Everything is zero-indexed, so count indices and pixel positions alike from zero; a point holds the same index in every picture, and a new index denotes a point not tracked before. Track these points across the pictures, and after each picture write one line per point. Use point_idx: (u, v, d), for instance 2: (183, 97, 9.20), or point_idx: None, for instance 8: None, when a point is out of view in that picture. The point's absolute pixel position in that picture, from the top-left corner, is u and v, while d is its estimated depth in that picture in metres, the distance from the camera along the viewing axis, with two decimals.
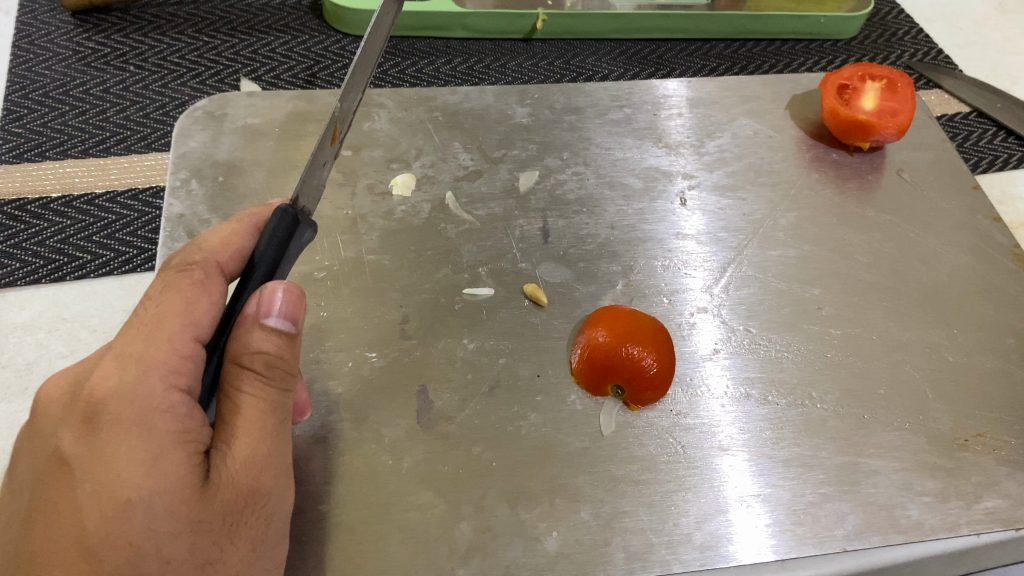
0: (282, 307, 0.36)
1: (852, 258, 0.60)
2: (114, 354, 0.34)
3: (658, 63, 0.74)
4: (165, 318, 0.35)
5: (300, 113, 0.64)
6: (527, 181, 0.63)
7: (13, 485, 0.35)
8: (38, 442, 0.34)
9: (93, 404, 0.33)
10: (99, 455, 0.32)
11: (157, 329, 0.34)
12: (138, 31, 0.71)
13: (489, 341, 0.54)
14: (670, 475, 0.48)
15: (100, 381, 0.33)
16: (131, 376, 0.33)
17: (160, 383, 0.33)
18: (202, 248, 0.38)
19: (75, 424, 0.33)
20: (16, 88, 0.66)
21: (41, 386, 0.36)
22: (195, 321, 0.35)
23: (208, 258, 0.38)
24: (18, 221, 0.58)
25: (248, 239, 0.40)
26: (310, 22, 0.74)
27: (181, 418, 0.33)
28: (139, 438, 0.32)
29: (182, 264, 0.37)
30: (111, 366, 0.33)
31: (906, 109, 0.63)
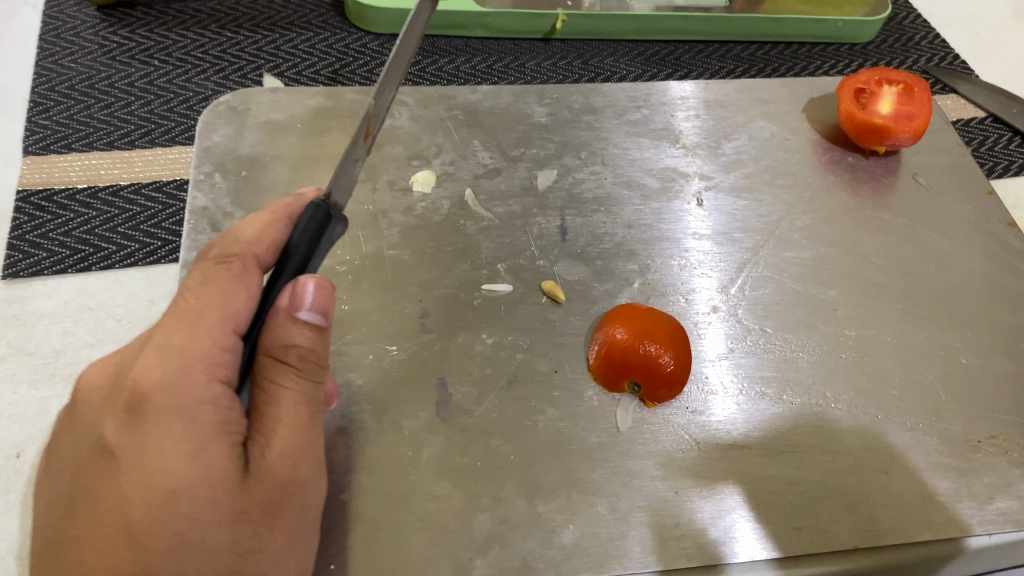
0: (314, 300, 0.37)
1: (867, 260, 0.61)
2: (156, 345, 0.35)
3: (676, 64, 0.75)
4: (206, 312, 0.36)
5: (322, 110, 0.65)
6: (546, 179, 0.64)
7: (51, 470, 0.35)
8: (79, 428, 0.35)
9: (137, 394, 0.33)
10: (143, 444, 0.33)
11: (198, 322, 0.35)
12: (163, 26, 0.72)
13: (507, 337, 0.55)
14: (684, 472, 0.49)
15: (144, 372, 0.34)
16: (174, 368, 0.34)
17: (203, 376, 0.34)
18: (239, 240, 0.39)
19: (118, 413, 0.33)
20: (42, 80, 0.67)
21: (82, 372, 0.36)
22: (233, 313, 0.36)
23: (246, 251, 0.39)
24: (45, 211, 0.59)
25: (282, 230, 0.40)
26: (332, 20, 0.75)
27: (222, 410, 0.34)
28: (182, 428, 0.33)
29: (221, 257, 0.38)
30: (156, 357, 0.34)
31: (923, 114, 0.64)
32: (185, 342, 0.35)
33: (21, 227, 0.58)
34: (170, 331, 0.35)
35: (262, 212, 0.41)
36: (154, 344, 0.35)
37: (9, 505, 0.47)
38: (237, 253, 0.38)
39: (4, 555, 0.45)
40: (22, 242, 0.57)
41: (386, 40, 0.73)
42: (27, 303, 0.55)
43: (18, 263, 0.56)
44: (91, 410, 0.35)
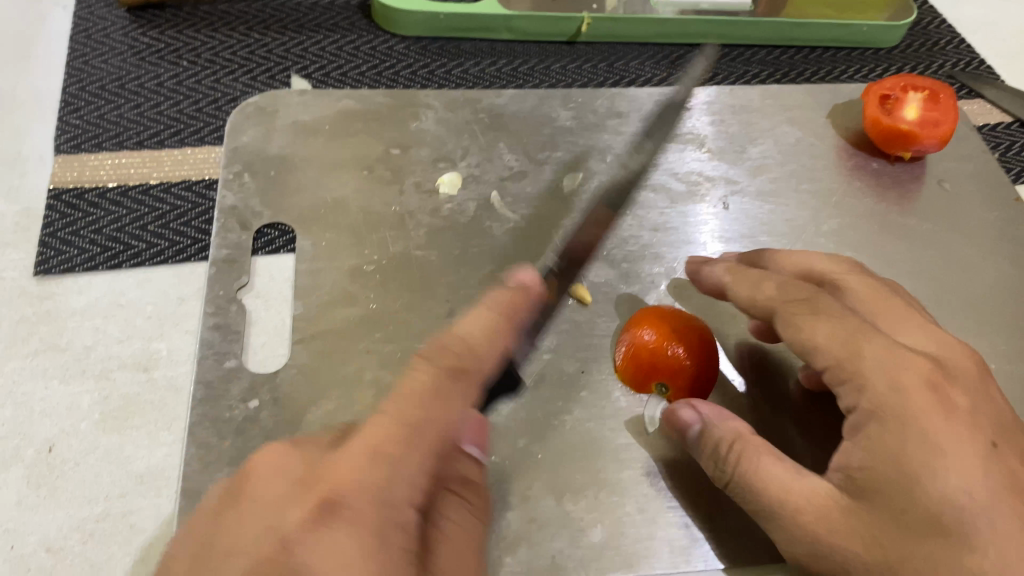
0: (479, 441, 0.39)
1: (893, 266, 0.61)
2: (364, 444, 0.31)
3: (700, 69, 0.75)
4: (423, 418, 0.32)
5: (350, 112, 0.66)
6: (572, 182, 0.64)
7: (199, 547, 0.31)
8: (249, 512, 0.31)
9: (338, 493, 0.30)
10: (331, 548, 0.28)
11: (412, 427, 0.32)
12: (191, 27, 0.72)
13: (534, 337, 0.55)
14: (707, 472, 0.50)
15: (349, 471, 0.31)
16: (381, 475, 0.31)
17: (407, 490, 0.31)
18: (467, 342, 0.36)
19: (312, 508, 0.30)
20: (73, 81, 0.68)
21: (262, 455, 0.33)
22: (446, 427, 0.33)
23: (477, 360, 0.36)
24: (76, 210, 0.59)
25: (503, 338, 0.38)
26: (358, 22, 0.75)
27: (410, 535, 0.31)
28: (379, 546, 0.29)
29: (452, 356, 0.35)
30: (365, 457, 0.31)
31: (949, 121, 0.64)
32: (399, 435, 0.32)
33: (53, 225, 0.58)
34: (386, 423, 0.32)
35: (479, 313, 0.38)
36: (368, 436, 0.32)
37: (41, 499, 0.47)
38: (455, 347, 0.36)
39: (37, 548, 0.46)
40: (54, 240, 0.58)
41: (412, 42, 0.74)
42: (59, 300, 0.55)
43: (50, 260, 0.57)
44: (277, 496, 0.31)
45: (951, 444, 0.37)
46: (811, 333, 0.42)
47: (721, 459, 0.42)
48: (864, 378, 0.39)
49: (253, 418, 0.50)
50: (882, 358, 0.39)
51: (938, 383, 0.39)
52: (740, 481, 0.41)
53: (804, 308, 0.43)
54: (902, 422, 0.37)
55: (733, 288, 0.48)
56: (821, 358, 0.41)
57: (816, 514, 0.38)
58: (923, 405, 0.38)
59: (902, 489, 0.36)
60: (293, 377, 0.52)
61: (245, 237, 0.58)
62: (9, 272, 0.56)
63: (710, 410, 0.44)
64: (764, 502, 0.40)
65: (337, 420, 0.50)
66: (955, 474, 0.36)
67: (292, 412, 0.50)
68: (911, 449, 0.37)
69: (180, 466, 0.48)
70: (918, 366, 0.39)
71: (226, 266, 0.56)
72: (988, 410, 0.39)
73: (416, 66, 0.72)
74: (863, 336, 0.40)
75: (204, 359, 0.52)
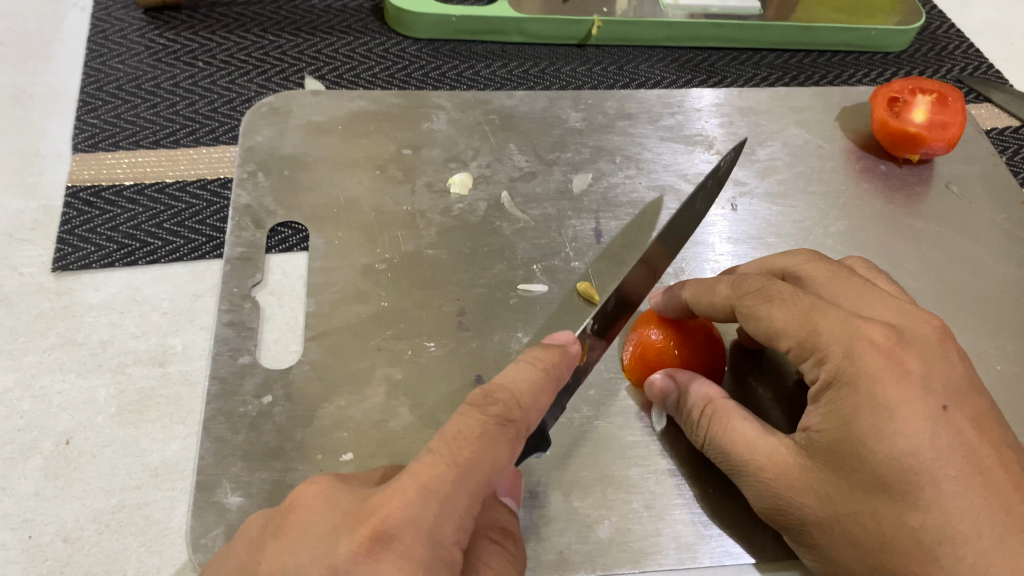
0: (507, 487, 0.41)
1: (901, 267, 0.61)
2: (413, 481, 0.32)
3: (710, 71, 0.76)
4: (472, 463, 0.33)
5: (362, 113, 0.67)
6: (581, 183, 0.65)
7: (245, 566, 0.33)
8: (296, 538, 0.32)
9: (385, 529, 0.31)
10: None
11: (461, 471, 0.33)
12: (207, 28, 0.73)
13: (543, 336, 0.56)
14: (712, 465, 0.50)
15: (398, 509, 0.32)
16: (429, 515, 0.32)
17: (451, 530, 0.32)
18: (515, 389, 0.37)
19: (360, 541, 0.31)
20: (91, 80, 0.69)
21: (310, 485, 0.34)
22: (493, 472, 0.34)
23: (522, 407, 0.37)
24: (94, 207, 0.60)
25: (548, 388, 0.38)
26: (371, 25, 0.76)
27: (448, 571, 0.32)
28: None
29: (500, 401, 0.36)
30: (413, 495, 0.32)
31: (957, 122, 0.64)
32: (446, 476, 0.32)
33: (71, 222, 0.59)
34: (434, 463, 0.33)
35: (529, 360, 0.39)
36: (416, 474, 0.32)
37: (58, 490, 0.48)
38: (501, 399, 0.36)
39: (53, 538, 0.46)
40: (72, 237, 0.59)
41: (424, 45, 0.75)
42: (76, 295, 0.56)
43: (67, 257, 0.58)
44: (326, 529, 0.32)
45: (901, 409, 0.38)
46: (769, 316, 0.42)
47: (696, 423, 0.46)
48: (821, 352, 0.40)
49: (266, 413, 0.51)
50: (837, 331, 0.40)
51: (892, 351, 0.39)
52: (713, 441, 0.45)
53: (761, 289, 0.43)
54: (857, 392, 0.39)
55: (695, 302, 0.47)
56: (781, 338, 0.42)
57: (777, 471, 0.42)
58: (877, 372, 0.39)
59: (855, 454, 0.38)
60: (306, 373, 0.53)
61: (259, 234, 0.59)
62: (27, 267, 0.57)
63: (688, 377, 0.47)
64: (734, 460, 0.44)
65: (348, 415, 0.51)
66: (905, 437, 0.37)
67: (305, 407, 0.51)
68: (863, 417, 0.38)
69: (195, 459, 0.49)
70: (874, 334, 0.40)
71: (241, 263, 0.57)
72: (947, 372, 0.39)
73: (428, 68, 0.73)
74: (818, 312, 0.41)
75: (219, 355, 0.53)
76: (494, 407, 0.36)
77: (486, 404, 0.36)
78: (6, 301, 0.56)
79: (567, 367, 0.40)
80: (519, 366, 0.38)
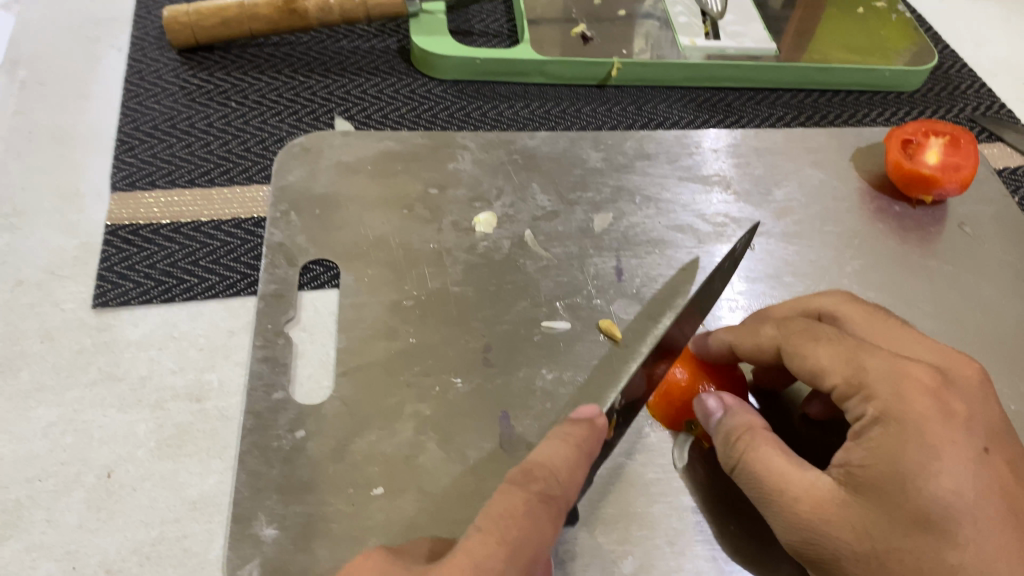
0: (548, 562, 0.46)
1: (915, 306, 0.62)
2: (466, 557, 0.37)
3: (726, 111, 0.78)
4: (521, 542, 0.38)
5: (390, 153, 0.69)
6: (602, 222, 0.66)
7: None
8: None
9: None
10: None
11: (512, 548, 0.38)
12: (239, 69, 0.76)
13: (566, 373, 0.57)
14: (732, 504, 0.52)
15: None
16: None
17: None
18: (552, 466, 0.42)
19: None
20: (128, 120, 0.71)
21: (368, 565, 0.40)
22: (539, 547, 0.39)
23: (560, 483, 0.41)
24: (132, 245, 0.62)
25: (581, 461, 0.43)
26: (397, 66, 0.78)
27: None
28: None
29: (540, 479, 0.41)
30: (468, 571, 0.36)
31: (970, 164, 0.66)
32: (500, 550, 0.37)
33: (110, 259, 0.62)
34: (486, 543, 0.38)
35: (561, 438, 0.44)
36: (469, 552, 0.37)
37: (101, 521, 0.50)
38: (540, 476, 0.41)
39: (96, 569, 0.48)
40: (111, 273, 0.61)
41: (449, 86, 0.77)
42: (116, 331, 0.58)
43: (107, 293, 0.60)
44: None
45: (946, 449, 0.40)
46: (816, 356, 0.44)
47: (728, 452, 0.46)
48: (869, 390, 0.42)
49: (300, 447, 0.52)
50: (885, 371, 0.42)
51: (937, 393, 0.41)
52: (746, 472, 0.45)
53: (808, 331, 0.46)
54: (904, 429, 0.40)
55: (741, 344, 0.50)
56: (828, 377, 0.44)
57: (814, 505, 0.42)
58: (923, 412, 0.41)
59: (898, 489, 0.40)
60: (337, 408, 0.54)
61: (292, 272, 0.61)
62: (69, 303, 0.59)
63: (732, 406, 0.48)
64: (767, 492, 0.44)
65: (378, 450, 0.53)
66: (947, 477, 0.39)
67: (336, 441, 0.53)
68: (910, 454, 0.40)
69: (231, 492, 0.51)
70: (920, 376, 0.42)
71: (274, 300, 0.59)
72: (985, 416, 0.42)
73: (453, 108, 0.75)
74: (865, 353, 0.43)
75: (254, 390, 0.54)
76: (533, 485, 0.41)
77: (527, 481, 0.41)
78: (49, 336, 0.58)
79: (595, 440, 0.45)
80: (553, 444, 0.43)
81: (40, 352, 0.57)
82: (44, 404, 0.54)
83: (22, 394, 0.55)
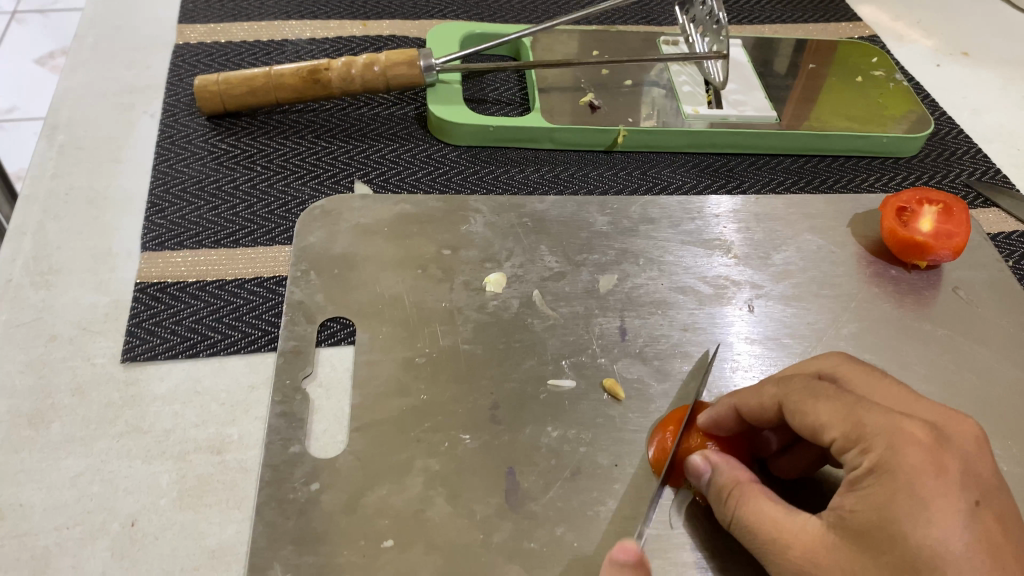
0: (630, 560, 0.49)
1: (909, 368, 0.65)
2: None
3: (729, 176, 0.81)
4: None
5: (406, 216, 0.72)
6: (607, 283, 0.69)
7: None
8: None
9: None
10: None
11: None
12: (265, 135, 0.80)
13: (571, 430, 0.60)
14: (733, 560, 0.54)
15: None
16: None
17: None
18: None
19: None
20: (160, 183, 0.76)
21: None
22: None
23: None
24: (160, 302, 0.66)
25: None
26: (415, 132, 0.83)
27: None
28: None
29: None
30: None
31: (961, 232, 0.69)
32: None
33: (139, 316, 0.65)
34: None
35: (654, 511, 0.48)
36: None
37: (124, 569, 0.52)
38: None
39: None
40: (140, 330, 0.64)
41: (464, 151, 0.81)
42: (142, 385, 0.61)
43: (136, 348, 0.63)
44: None
45: (935, 500, 0.40)
46: (816, 412, 0.45)
47: (723, 502, 0.49)
48: (865, 442, 0.43)
49: (314, 500, 0.55)
50: (881, 425, 0.43)
51: (932, 447, 0.42)
52: (739, 519, 0.47)
53: (808, 388, 0.47)
54: (896, 481, 0.41)
55: (744, 403, 0.51)
56: (827, 431, 0.45)
57: (804, 549, 0.44)
58: (916, 465, 0.41)
59: (887, 537, 0.41)
60: (351, 462, 0.57)
61: (310, 329, 0.64)
62: (99, 357, 0.63)
63: (724, 460, 0.50)
64: (759, 539, 0.46)
65: (390, 503, 0.55)
66: (936, 527, 0.40)
67: (349, 494, 0.55)
68: (899, 504, 0.41)
69: (249, 543, 0.53)
70: (914, 430, 0.43)
71: (293, 356, 0.62)
72: (978, 472, 0.42)
73: (467, 172, 0.79)
74: (862, 409, 0.44)
75: (271, 444, 0.57)
76: None
77: None
78: (81, 390, 0.61)
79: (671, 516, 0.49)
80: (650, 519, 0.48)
81: (70, 405, 0.60)
82: (73, 455, 0.57)
83: (53, 444, 0.58)
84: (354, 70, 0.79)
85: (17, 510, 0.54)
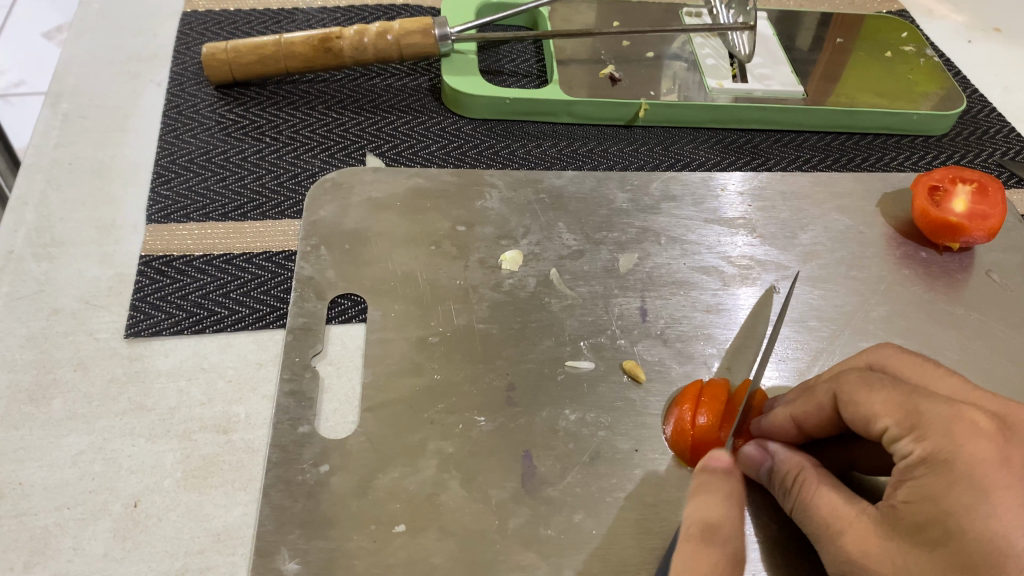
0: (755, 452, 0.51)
1: (941, 354, 0.62)
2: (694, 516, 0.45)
3: (754, 153, 0.78)
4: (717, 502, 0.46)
5: (419, 190, 0.70)
6: (627, 262, 0.67)
7: None
8: None
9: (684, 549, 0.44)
10: None
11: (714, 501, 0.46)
12: (274, 105, 0.78)
13: (590, 413, 0.58)
14: (775, 548, 0.52)
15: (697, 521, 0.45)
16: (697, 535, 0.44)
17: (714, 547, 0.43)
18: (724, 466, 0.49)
19: None
20: (166, 153, 0.73)
21: None
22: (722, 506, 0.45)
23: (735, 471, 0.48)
24: (165, 276, 0.64)
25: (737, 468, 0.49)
26: (429, 104, 0.80)
27: None
28: None
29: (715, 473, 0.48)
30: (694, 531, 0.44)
31: (997, 214, 0.66)
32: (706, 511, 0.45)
33: (143, 290, 0.63)
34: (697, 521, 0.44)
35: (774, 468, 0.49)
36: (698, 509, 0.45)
37: (127, 551, 0.50)
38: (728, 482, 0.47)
39: None
40: (144, 304, 0.62)
41: (479, 124, 0.79)
42: (147, 361, 0.59)
43: (139, 323, 0.61)
44: None
45: (998, 491, 0.37)
46: (868, 402, 0.43)
47: (787, 489, 0.48)
48: (920, 430, 0.40)
49: (324, 482, 0.53)
50: (938, 413, 0.40)
51: (997, 436, 0.39)
52: (797, 504, 0.47)
53: (861, 379, 0.44)
54: (954, 471, 0.38)
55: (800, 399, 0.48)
56: (879, 421, 0.42)
57: (856, 538, 0.42)
58: (977, 454, 0.38)
59: (944, 531, 0.38)
60: (361, 444, 0.55)
61: (320, 305, 0.62)
62: (102, 333, 0.61)
63: (784, 451, 0.49)
64: (816, 525, 0.45)
65: (402, 486, 0.53)
66: (999, 520, 0.36)
67: (360, 476, 0.53)
68: (957, 494, 0.38)
69: (255, 526, 0.51)
70: (976, 419, 0.40)
71: (302, 333, 0.60)
72: None
73: (482, 147, 0.76)
74: (919, 398, 0.42)
75: (280, 423, 0.55)
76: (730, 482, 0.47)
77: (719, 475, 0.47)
78: (83, 365, 0.59)
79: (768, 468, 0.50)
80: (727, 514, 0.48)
81: (72, 381, 0.58)
82: (75, 433, 0.55)
83: (53, 422, 0.56)
84: (366, 38, 0.76)
85: (16, 489, 0.52)
